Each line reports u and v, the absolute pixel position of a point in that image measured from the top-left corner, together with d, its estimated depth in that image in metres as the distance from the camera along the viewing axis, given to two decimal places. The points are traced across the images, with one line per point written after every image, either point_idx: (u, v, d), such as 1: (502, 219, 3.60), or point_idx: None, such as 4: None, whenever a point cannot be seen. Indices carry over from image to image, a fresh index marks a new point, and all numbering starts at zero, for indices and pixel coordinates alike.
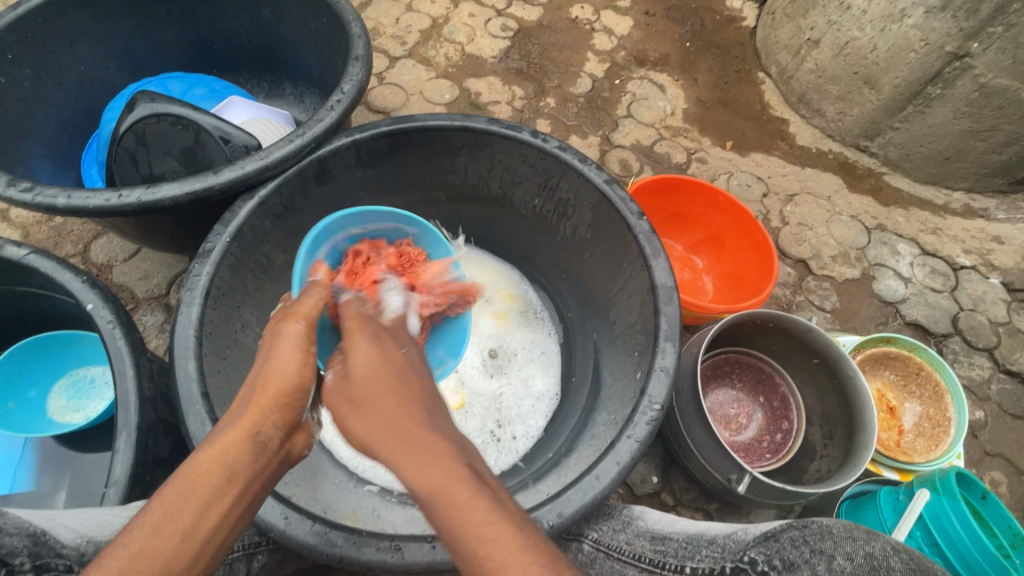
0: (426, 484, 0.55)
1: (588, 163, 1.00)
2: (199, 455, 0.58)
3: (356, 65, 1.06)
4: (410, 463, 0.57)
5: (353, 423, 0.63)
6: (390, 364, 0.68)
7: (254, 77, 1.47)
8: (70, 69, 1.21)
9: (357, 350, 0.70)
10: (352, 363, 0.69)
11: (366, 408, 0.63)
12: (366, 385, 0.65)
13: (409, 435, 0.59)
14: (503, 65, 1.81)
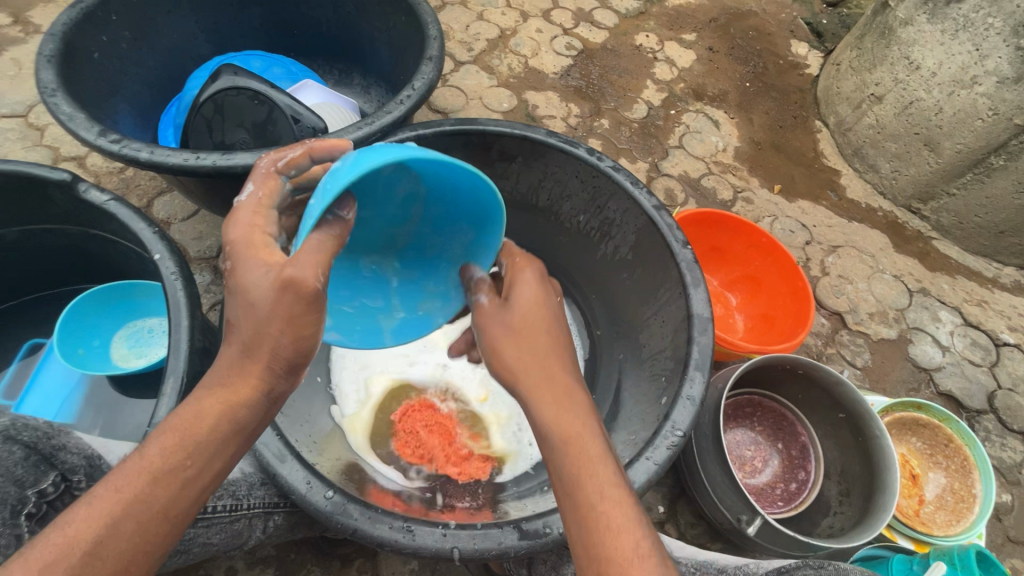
0: (562, 424, 0.67)
1: (638, 186, 1.02)
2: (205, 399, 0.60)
3: (429, 66, 1.12)
4: (551, 401, 0.68)
5: (519, 344, 0.73)
6: (550, 308, 0.77)
7: (327, 64, 1.53)
8: (162, 36, 1.30)
9: (524, 286, 0.78)
10: (520, 297, 0.77)
11: (525, 335, 0.73)
12: (526, 315, 0.75)
13: (558, 375, 0.70)
14: (563, 82, 1.85)
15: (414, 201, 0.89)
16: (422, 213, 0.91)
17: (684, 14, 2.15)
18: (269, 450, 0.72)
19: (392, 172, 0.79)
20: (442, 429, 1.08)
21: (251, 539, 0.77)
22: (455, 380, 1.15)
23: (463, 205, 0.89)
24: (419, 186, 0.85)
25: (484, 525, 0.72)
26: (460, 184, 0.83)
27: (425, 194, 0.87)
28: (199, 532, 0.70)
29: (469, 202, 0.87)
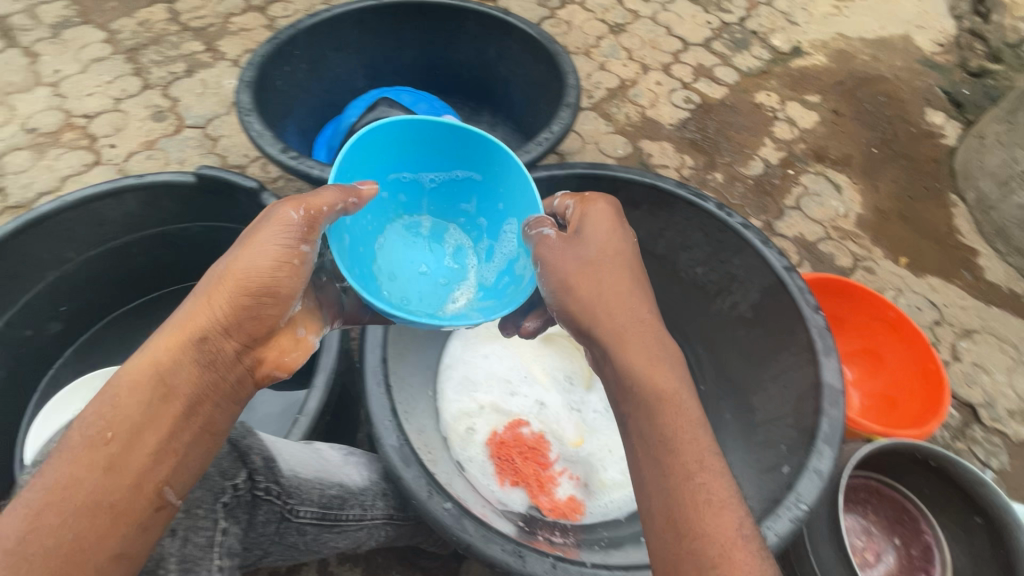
0: (654, 384, 0.72)
1: (769, 245, 1.00)
2: (130, 366, 0.60)
3: (566, 112, 1.20)
4: (643, 354, 0.75)
5: (591, 280, 0.80)
6: (620, 249, 0.83)
7: (461, 101, 1.67)
8: (331, 69, 1.48)
9: (596, 224, 0.84)
10: (590, 234, 0.84)
11: (599, 275, 0.80)
12: (603, 254, 0.82)
13: (630, 325, 0.77)
14: (679, 134, 1.87)
15: (464, 252, 1.06)
16: (475, 257, 1.04)
17: (809, 75, 2.12)
18: (395, 455, 0.77)
19: (435, 230, 1.08)
20: (532, 453, 1.11)
21: (368, 545, 0.82)
22: (552, 419, 1.16)
23: (493, 202, 1.05)
24: (460, 235, 1.08)
25: (594, 565, 0.72)
26: (478, 187, 1.06)
27: (466, 242, 1.08)
28: (333, 538, 0.76)
29: (498, 199, 1.05)
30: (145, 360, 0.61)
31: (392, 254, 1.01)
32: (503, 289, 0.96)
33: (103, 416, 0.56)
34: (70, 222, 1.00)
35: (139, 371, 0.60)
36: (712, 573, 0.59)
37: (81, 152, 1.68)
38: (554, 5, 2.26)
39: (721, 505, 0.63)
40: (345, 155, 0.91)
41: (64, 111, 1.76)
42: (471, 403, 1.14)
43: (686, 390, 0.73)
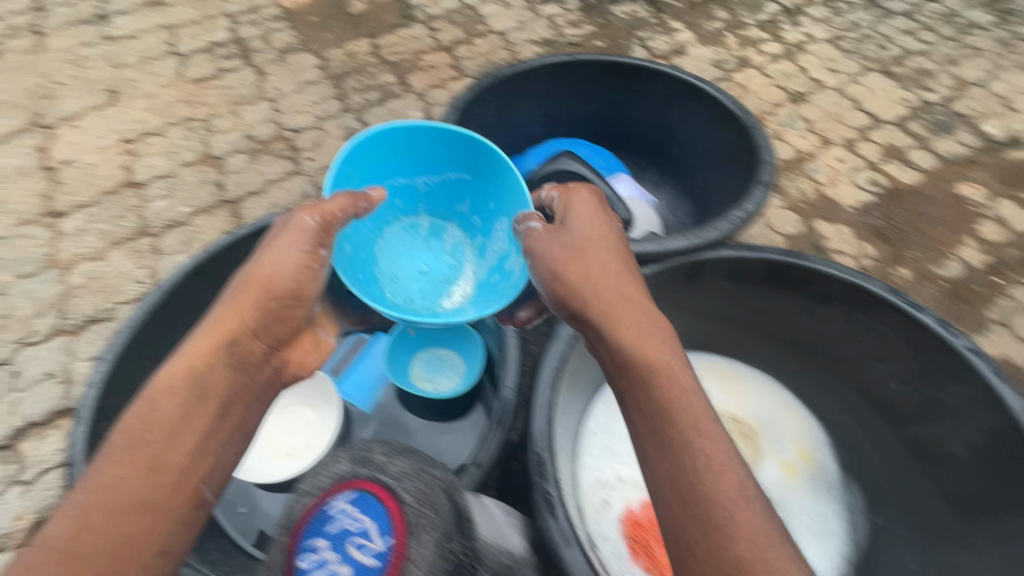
0: (644, 352, 0.74)
1: (1006, 381, 0.85)
2: (169, 366, 0.76)
3: (760, 190, 1.13)
4: (633, 328, 0.76)
5: (572, 264, 0.84)
6: (602, 228, 0.88)
7: (629, 158, 1.66)
8: (515, 117, 1.55)
9: (578, 211, 0.90)
10: (578, 221, 0.90)
11: (584, 262, 0.84)
12: (586, 237, 0.87)
13: (612, 305, 0.79)
14: (860, 218, 1.71)
15: (461, 248, 1.26)
16: (471, 252, 1.24)
17: None
18: (557, 531, 0.76)
19: (433, 228, 1.28)
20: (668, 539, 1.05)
21: None
22: None
23: (482, 202, 1.23)
24: (456, 233, 1.27)
25: None
26: (470, 191, 1.24)
27: (461, 238, 1.27)
28: None
29: (488, 200, 1.22)
30: (182, 362, 0.76)
31: (398, 257, 1.23)
32: (495, 282, 1.14)
33: (141, 427, 0.71)
34: None
35: (173, 378, 0.75)
36: (727, 545, 0.60)
37: (285, 161, 1.92)
38: (731, 68, 2.20)
39: (721, 469, 0.64)
40: (335, 169, 1.09)
41: (277, 124, 2.03)
42: (608, 474, 1.10)
43: (680, 360, 0.74)
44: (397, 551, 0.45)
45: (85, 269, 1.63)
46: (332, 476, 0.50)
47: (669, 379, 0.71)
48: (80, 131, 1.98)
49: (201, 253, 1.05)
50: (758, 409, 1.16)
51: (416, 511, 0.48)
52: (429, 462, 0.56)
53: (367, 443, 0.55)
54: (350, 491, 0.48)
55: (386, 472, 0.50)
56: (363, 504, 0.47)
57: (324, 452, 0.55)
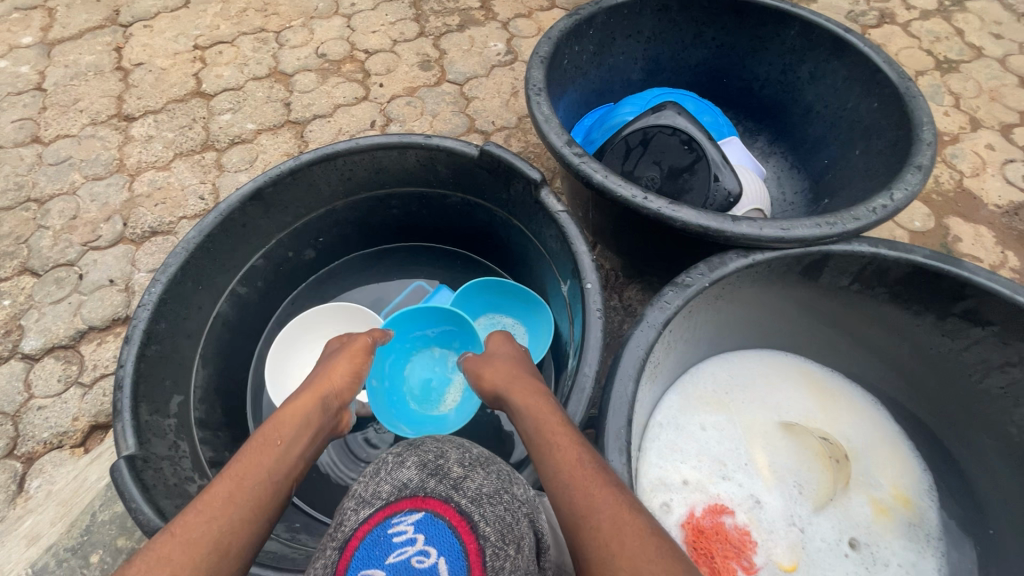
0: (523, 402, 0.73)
1: None
2: (282, 411, 0.73)
3: (916, 174, 0.92)
4: (520, 393, 0.75)
5: (485, 372, 0.84)
6: (514, 345, 0.90)
7: (737, 118, 1.44)
8: (613, 56, 1.34)
9: (493, 339, 0.92)
10: (492, 343, 0.91)
11: (491, 371, 0.83)
12: (493, 350, 0.88)
13: (509, 380, 0.79)
14: (1006, 220, 1.43)
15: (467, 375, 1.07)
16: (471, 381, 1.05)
17: None
18: None
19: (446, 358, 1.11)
20: (734, 552, 0.91)
21: None
22: (765, 526, 0.93)
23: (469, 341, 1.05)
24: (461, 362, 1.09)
25: None
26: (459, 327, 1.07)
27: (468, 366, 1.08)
28: None
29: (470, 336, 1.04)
30: (299, 406, 0.75)
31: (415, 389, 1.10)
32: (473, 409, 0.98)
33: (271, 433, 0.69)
34: (353, 163, 1.02)
35: (296, 412, 0.73)
36: None
37: (355, 85, 1.79)
38: (869, 23, 1.87)
39: (566, 447, 0.64)
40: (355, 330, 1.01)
41: (350, 43, 1.89)
42: (673, 475, 0.97)
43: (541, 389, 0.76)
44: None
45: (151, 177, 1.60)
46: (397, 487, 0.41)
47: (543, 420, 0.69)
48: (154, 32, 1.91)
49: (261, 178, 0.97)
50: (858, 428, 1.02)
51: (495, 551, 0.37)
52: (510, 482, 0.47)
53: (441, 449, 0.47)
54: (418, 512, 0.39)
55: (461, 493, 0.41)
56: (432, 532, 0.37)
57: (392, 453, 0.47)
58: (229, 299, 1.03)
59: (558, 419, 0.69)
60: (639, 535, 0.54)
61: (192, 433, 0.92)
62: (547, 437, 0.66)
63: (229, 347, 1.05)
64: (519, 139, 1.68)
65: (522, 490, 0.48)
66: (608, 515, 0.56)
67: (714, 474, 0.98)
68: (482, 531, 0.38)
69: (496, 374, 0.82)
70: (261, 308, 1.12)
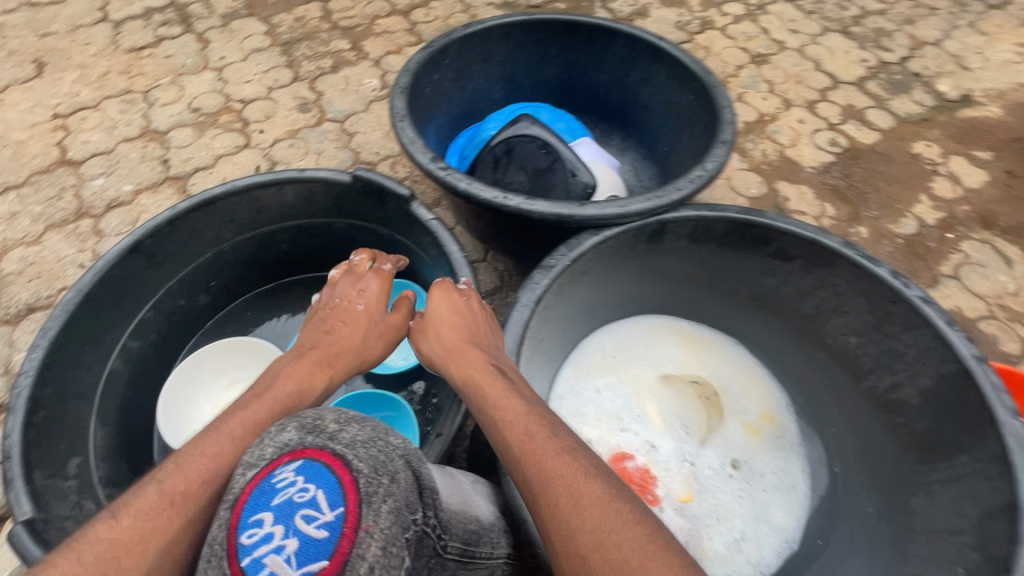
0: (471, 382, 0.77)
1: (956, 327, 0.87)
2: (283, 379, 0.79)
3: (721, 148, 1.12)
4: (465, 371, 0.79)
5: (430, 343, 0.86)
6: (458, 305, 0.88)
7: (593, 122, 1.63)
8: (472, 79, 1.49)
9: (436, 298, 0.89)
10: (432, 309, 0.89)
11: (439, 344, 0.85)
12: (436, 316, 0.88)
13: (455, 352, 0.82)
14: (821, 178, 1.72)
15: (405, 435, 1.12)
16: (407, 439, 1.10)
17: (980, 129, 1.89)
18: None
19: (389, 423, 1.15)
20: (638, 490, 1.03)
21: None
22: (661, 463, 1.06)
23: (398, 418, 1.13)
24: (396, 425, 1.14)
25: None
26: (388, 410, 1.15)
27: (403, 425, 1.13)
28: None
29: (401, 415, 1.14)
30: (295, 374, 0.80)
31: None
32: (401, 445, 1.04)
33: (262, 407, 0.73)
34: (233, 204, 1.06)
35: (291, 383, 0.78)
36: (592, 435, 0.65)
37: (234, 134, 1.81)
38: (694, 30, 2.17)
39: (515, 423, 0.69)
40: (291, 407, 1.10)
41: (225, 94, 1.92)
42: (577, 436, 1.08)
43: (490, 363, 0.80)
44: (353, 520, 0.44)
45: (20, 254, 1.53)
46: (278, 448, 0.50)
47: (493, 394, 0.74)
48: (5, 105, 1.83)
49: (138, 231, 0.99)
50: (725, 368, 1.19)
51: (368, 479, 0.47)
52: (386, 432, 0.56)
53: (318, 413, 0.54)
54: (297, 461, 0.48)
55: (336, 441, 0.50)
56: (310, 473, 0.46)
57: (274, 424, 0.55)
58: (121, 356, 1.03)
59: (499, 391, 0.74)
60: (598, 505, 0.59)
61: (96, 494, 0.91)
62: (494, 412, 0.72)
63: (129, 403, 1.04)
64: (404, 165, 1.77)
65: (398, 440, 0.56)
66: (565, 490, 0.61)
67: (613, 428, 1.10)
68: (354, 466, 0.48)
69: (446, 340, 0.84)
70: (159, 360, 1.12)
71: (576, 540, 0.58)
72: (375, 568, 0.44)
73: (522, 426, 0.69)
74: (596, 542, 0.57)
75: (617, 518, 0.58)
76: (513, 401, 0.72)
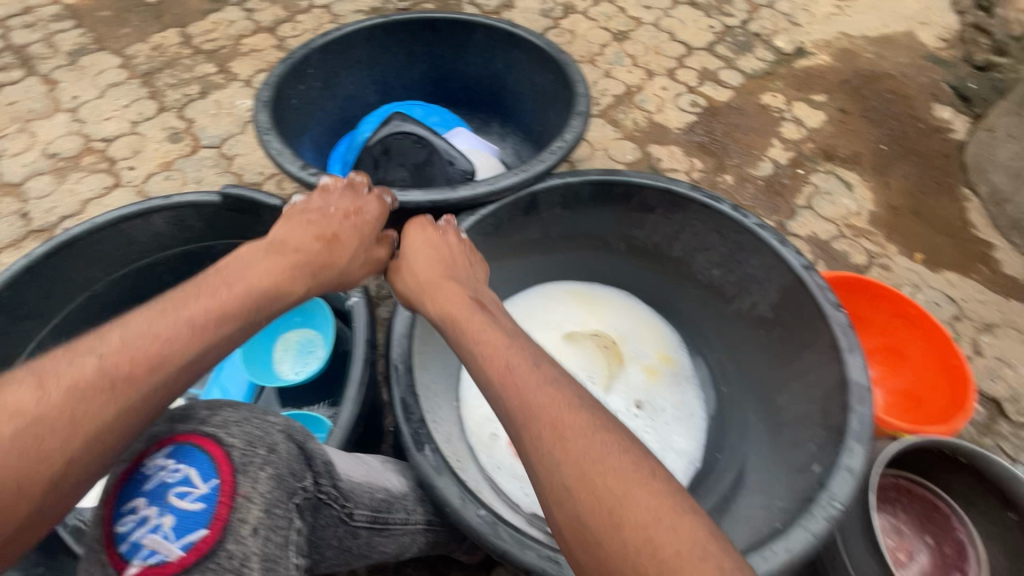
0: (453, 318, 0.83)
1: (787, 245, 1.00)
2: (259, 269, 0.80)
3: (578, 120, 1.21)
4: (449, 306, 0.85)
5: (414, 275, 0.93)
6: (441, 243, 0.97)
7: (471, 113, 1.69)
8: (343, 86, 1.50)
9: (423, 239, 0.98)
10: (419, 249, 0.97)
11: (422, 276, 0.92)
12: (422, 253, 0.95)
13: (439, 285, 0.89)
14: (687, 137, 1.88)
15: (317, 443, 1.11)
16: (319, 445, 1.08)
17: (814, 75, 2.13)
18: (428, 463, 0.78)
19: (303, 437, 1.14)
20: None
21: (409, 550, 0.82)
22: None
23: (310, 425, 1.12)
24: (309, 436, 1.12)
25: None
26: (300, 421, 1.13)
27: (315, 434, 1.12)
28: (380, 545, 0.74)
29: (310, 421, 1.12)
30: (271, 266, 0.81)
31: None
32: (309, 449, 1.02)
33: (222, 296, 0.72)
34: (99, 243, 1.03)
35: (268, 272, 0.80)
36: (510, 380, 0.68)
37: (101, 175, 1.72)
38: (557, 16, 2.28)
39: (499, 357, 0.73)
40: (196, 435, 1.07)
41: (84, 135, 1.80)
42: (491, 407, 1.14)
43: (471, 300, 0.86)
44: (227, 489, 0.53)
45: None
46: (156, 439, 0.57)
47: (473, 331, 0.78)
48: None
49: None
50: (618, 320, 1.28)
51: (240, 452, 0.56)
52: (265, 412, 0.62)
53: (195, 402, 0.61)
54: (170, 447, 0.55)
55: (209, 424, 0.57)
56: (184, 455, 0.54)
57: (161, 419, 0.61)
58: None
59: (479, 325, 0.79)
60: (583, 434, 0.61)
61: None
62: (478, 347, 0.75)
63: None
64: (292, 181, 1.75)
65: (277, 418, 0.62)
66: (548, 421, 0.63)
67: None
68: (227, 442, 0.56)
69: (425, 276, 0.92)
70: None
71: (562, 473, 0.59)
72: (258, 527, 0.53)
73: (501, 359, 0.72)
74: (579, 471, 0.58)
75: (601, 448, 0.59)
76: (492, 335, 0.77)
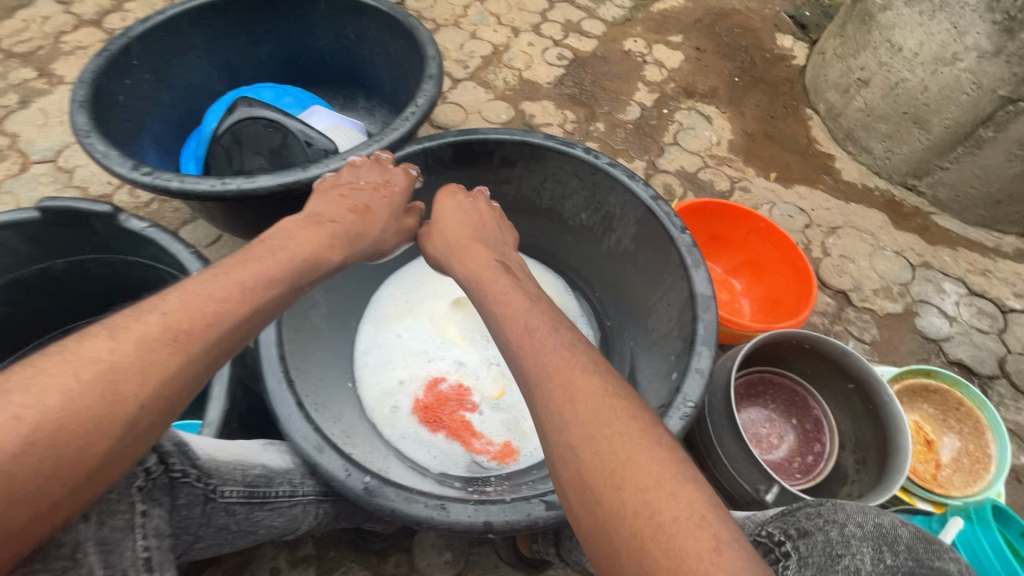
0: (476, 275, 0.89)
1: (636, 179, 1.07)
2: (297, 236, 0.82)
3: (429, 83, 1.20)
4: (471, 263, 0.93)
5: (442, 238, 1.02)
6: (469, 211, 1.06)
7: (332, 90, 1.63)
8: (180, 76, 1.39)
9: (456, 207, 1.06)
10: (449, 215, 1.05)
11: (450, 238, 1.00)
12: (450, 219, 1.04)
13: (465, 246, 0.98)
14: (557, 90, 1.92)
15: None
16: None
17: (670, 17, 2.23)
18: (308, 442, 0.78)
19: None
20: (456, 404, 1.13)
21: (305, 525, 0.86)
22: (471, 373, 1.17)
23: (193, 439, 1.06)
24: None
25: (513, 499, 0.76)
26: None
27: None
28: (266, 518, 0.79)
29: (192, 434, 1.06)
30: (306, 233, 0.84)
31: None
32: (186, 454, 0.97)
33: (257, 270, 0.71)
34: None
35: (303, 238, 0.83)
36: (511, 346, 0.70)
37: None
38: None
39: (521, 312, 0.75)
40: None
41: None
42: (390, 380, 1.15)
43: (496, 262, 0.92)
44: None
45: None
46: None
47: (497, 290, 0.83)
48: None
49: None
50: None
51: None
52: None
53: None
54: None
55: None
56: None
57: None
58: None
59: (502, 286, 0.83)
60: (603, 397, 0.59)
61: None
62: (504, 303, 0.79)
63: None
64: None
65: None
66: (560, 383, 0.61)
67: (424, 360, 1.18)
68: None
69: (455, 238, 1.00)
70: None
71: (570, 432, 0.57)
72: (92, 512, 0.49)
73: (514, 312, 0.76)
74: (587, 432, 0.56)
75: (611, 413, 0.57)
76: (517, 295, 0.80)
